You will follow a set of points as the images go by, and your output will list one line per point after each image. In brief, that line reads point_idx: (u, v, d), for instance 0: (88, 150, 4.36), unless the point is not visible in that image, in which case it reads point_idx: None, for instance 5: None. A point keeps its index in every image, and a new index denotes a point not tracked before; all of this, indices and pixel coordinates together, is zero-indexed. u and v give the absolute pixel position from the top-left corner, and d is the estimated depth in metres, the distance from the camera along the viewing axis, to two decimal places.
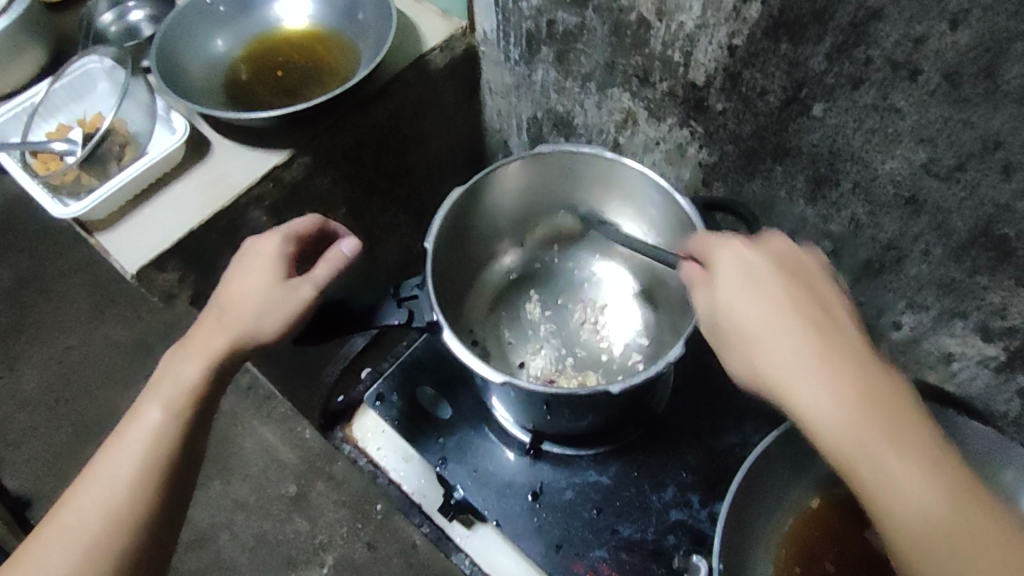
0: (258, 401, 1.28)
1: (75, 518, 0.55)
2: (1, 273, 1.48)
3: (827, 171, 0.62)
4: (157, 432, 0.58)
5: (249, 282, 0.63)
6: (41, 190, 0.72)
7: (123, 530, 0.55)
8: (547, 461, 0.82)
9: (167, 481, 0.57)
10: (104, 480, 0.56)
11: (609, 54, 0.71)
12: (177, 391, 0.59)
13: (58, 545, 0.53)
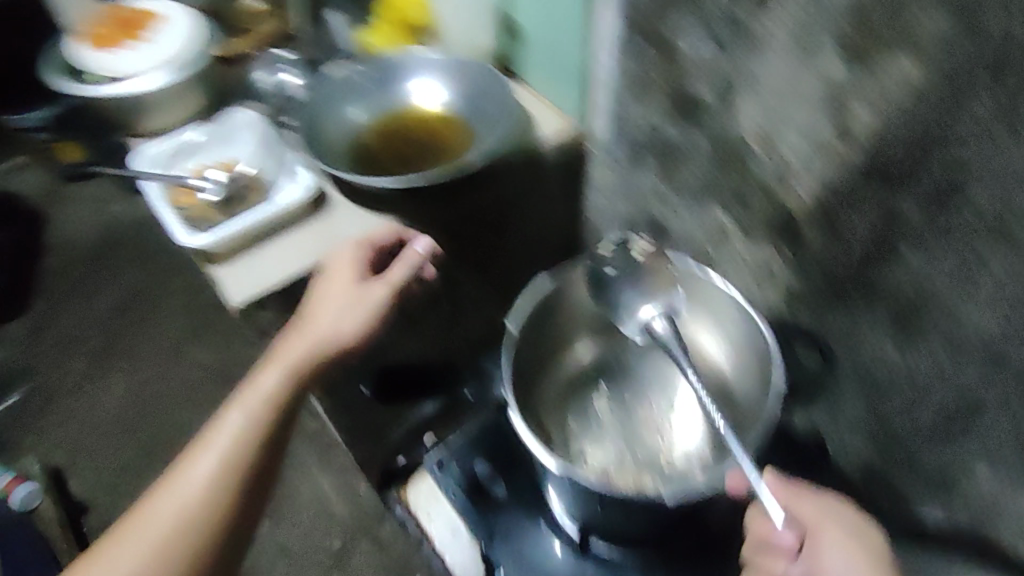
0: (320, 448, 1.33)
1: (168, 504, 0.63)
2: (112, 288, 1.61)
3: (914, 314, 0.63)
4: (239, 430, 0.66)
5: (331, 292, 0.71)
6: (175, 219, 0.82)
7: (206, 508, 0.63)
8: (592, 559, 0.83)
9: (248, 470, 0.65)
10: (196, 466, 0.65)
11: (712, 173, 0.76)
12: (258, 398, 0.67)
13: (157, 519, 0.62)
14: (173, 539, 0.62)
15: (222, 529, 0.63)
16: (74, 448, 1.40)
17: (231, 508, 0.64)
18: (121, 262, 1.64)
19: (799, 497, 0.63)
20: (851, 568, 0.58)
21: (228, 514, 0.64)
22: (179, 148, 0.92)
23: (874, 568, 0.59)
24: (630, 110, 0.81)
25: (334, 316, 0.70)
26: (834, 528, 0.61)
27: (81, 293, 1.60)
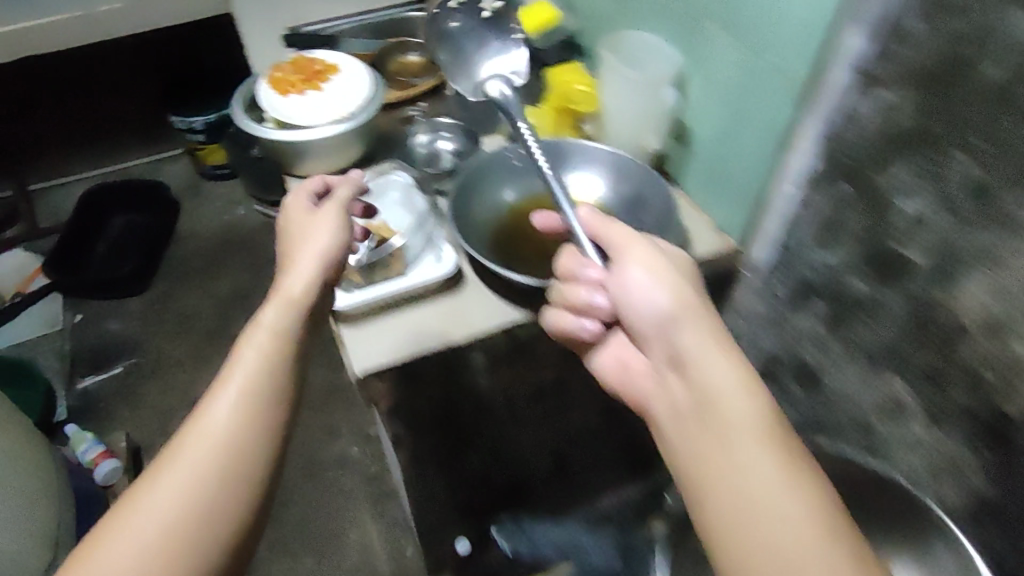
0: (380, 499, 1.28)
1: (180, 467, 0.51)
2: (225, 283, 1.66)
3: None
4: (254, 378, 0.56)
5: (306, 233, 0.67)
6: None
7: (213, 494, 0.51)
8: None
9: (272, 427, 0.55)
10: (189, 460, 0.52)
11: (903, 338, 0.63)
12: (262, 334, 0.59)
13: (144, 530, 0.48)
14: (182, 546, 0.48)
15: (232, 515, 0.51)
16: (158, 432, 1.42)
17: (236, 492, 0.52)
18: (240, 261, 1.69)
19: (610, 222, 0.62)
20: (650, 281, 0.57)
21: (237, 497, 0.52)
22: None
23: (697, 402, 0.51)
24: (810, 245, 0.70)
25: (310, 258, 0.64)
26: (640, 246, 0.60)
27: (197, 284, 1.65)
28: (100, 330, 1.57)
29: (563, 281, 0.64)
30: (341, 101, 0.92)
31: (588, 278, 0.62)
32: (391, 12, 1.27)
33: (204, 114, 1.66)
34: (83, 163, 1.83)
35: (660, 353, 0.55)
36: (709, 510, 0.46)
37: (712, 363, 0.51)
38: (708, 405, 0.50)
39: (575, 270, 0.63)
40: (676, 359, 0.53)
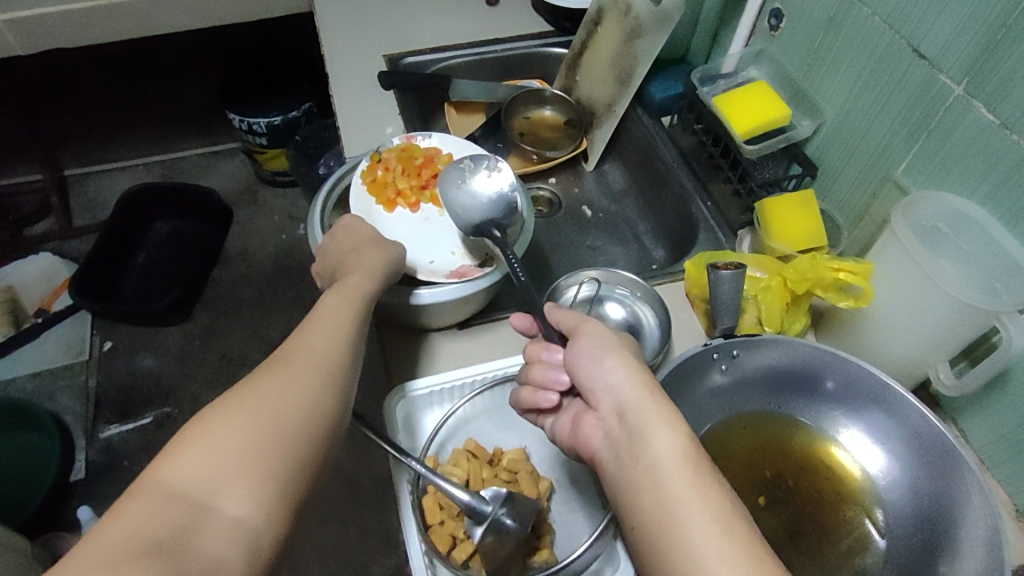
0: None
1: (252, 408, 0.42)
2: (276, 322, 1.41)
3: None
4: (331, 343, 0.48)
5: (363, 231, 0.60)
6: (423, 564, 0.51)
7: (315, 413, 0.44)
8: None
9: (343, 399, 0.46)
10: (252, 398, 0.43)
11: None
12: (340, 312, 0.51)
13: (233, 434, 0.40)
14: (266, 450, 0.41)
15: (321, 441, 0.43)
16: None
17: (328, 417, 0.45)
18: (294, 296, 1.44)
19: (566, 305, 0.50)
20: (599, 352, 0.44)
21: (325, 424, 0.44)
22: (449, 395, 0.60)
23: (628, 443, 0.40)
24: None
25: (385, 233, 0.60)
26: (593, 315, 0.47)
27: (244, 319, 1.42)
28: (131, 365, 1.36)
29: (527, 366, 0.51)
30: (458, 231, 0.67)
31: (553, 363, 0.50)
32: (524, 44, 0.95)
33: (268, 117, 1.38)
34: (127, 151, 1.58)
35: (603, 407, 0.42)
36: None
37: (646, 412, 0.40)
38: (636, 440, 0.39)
39: (542, 381, 0.49)
40: (617, 414, 0.41)
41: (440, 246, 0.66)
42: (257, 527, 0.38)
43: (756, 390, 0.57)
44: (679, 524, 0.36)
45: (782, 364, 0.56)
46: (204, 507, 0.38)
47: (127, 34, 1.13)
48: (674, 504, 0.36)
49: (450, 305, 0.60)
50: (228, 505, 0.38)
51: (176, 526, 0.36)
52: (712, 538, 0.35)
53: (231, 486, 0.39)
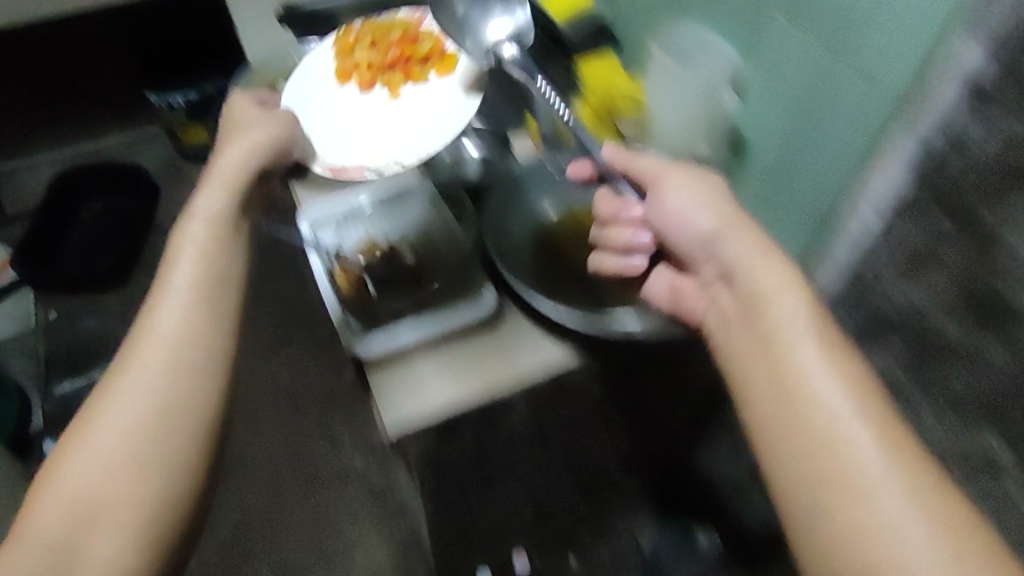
0: (389, 509, 1.22)
1: (106, 422, 0.49)
2: None
3: None
4: (176, 323, 0.53)
5: (237, 130, 0.64)
6: (336, 307, 0.67)
7: (178, 377, 0.51)
8: None
9: (201, 378, 0.51)
10: (109, 410, 0.49)
11: (998, 390, 0.57)
12: (183, 290, 0.54)
13: (111, 428, 0.48)
14: (145, 428, 0.49)
15: (198, 395, 0.51)
16: None
17: (200, 369, 0.52)
18: None
19: (638, 156, 0.60)
20: (691, 205, 0.56)
21: (198, 376, 0.51)
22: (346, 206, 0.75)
23: (748, 316, 0.51)
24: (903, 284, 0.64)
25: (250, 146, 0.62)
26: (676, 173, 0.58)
27: None
28: (77, 328, 1.46)
29: (607, 223, 0.65)
30: (409, 131, 0.77)
31: (627, 221, 0.64)
32: None
33: (186, 93, 1.54)
34: (49, 141, 1.68)
35: (711, 271, 0.55)
36: (787, 466, 0.44)
37: (769, 267, 0.51)
38: (753, 308, 0.50)
39: (626, 242, 0.64)
40: (725, 272, 0.53)
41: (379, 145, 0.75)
42: (120, 560, 0.45)
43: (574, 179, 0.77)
44: (810, 400, 0.44)
45: None
46: (75, 538, 0.45)
47: (44, 16, 1.26)
48: (812, 377, 0.45)
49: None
50: (93, 546, 0.45)
51: (87, 510, 0.46)
52: (839, 401, 0.44)
53: (124, 469, 0.47)
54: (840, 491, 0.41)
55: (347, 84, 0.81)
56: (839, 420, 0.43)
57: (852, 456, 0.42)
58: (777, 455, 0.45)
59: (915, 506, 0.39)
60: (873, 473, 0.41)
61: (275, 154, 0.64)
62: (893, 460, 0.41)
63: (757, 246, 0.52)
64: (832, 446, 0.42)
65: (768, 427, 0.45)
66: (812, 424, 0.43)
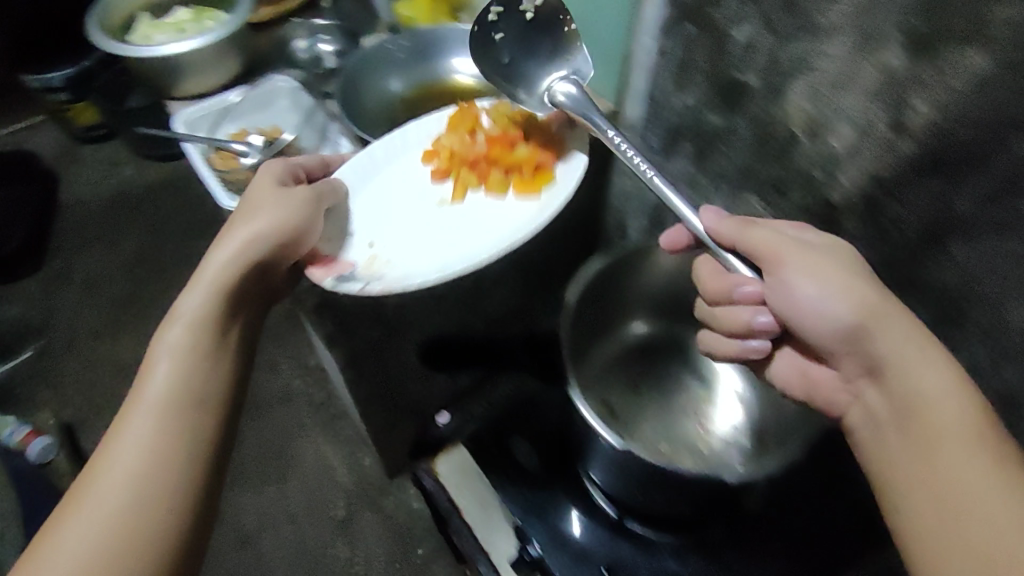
0: (329, 418, 1.33)
1: (101, 496, 0.48)
2: (126, 247, 1.59)
3: (955, 312, 0.63)
4: (175, 384, 0.56)
5: (250, 212, 0.65)
6: (215, 181, 0.78)
7: (174, 432, 0.53)
8: (623, 537, 0.81)
9: (206, 442, 0.54)
10: (99, 487, 0.49)
11: (750, 161, 0.75)
12: (177, 356, 0.57)
13: (113, 492, 0.49)
14: (147, 485, 0.50)
15: (198, 443, 0.54)
16: (86, 403, 1.36)
17: (203, 427, 0.55)
18: (136, 221, 1.62)
19: (750, 226, 0.59)
20: (825, 295, 0.55)
21: (202, 431, 0.54)
22: (221, 107, 0.86)
23: (894, 414, 0.53)
24: (672, 93, 0.80)
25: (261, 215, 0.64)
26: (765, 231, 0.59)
27: (95, 253, 1.58)
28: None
29: (708, 287, 0.62)
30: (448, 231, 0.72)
31: (746, 293, 0.59)
32: None
33: (63, 71, 1.48)
34: None
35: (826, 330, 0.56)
36: (927, 538, 0.47)
37: (863, 315, 0.54)
38: (907, 408, 0.52)
39: (728, 290, 0.61)
40: (872, 365, 0.55)
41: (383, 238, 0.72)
42: None
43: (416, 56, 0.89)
44: (938, 422, 0.50)
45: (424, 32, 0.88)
46: None
47: None
48: (944, 423, 0.49)
49: (205, 55, 0.87)
50: None
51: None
52: (958, 425, 0.49)
53: (128, 530, 0.48)
54: (977, 503, 0.45)
55: (426, 166, 0.77)
56: (966, 470, 0.47)
57: (950, 472, 0.48)
58: (901, 492, 0.50)
59: (984, 501, 0.45)
60: (967, 473, 0.47)
61: (302, 236, 0.66)
62: (981, 478, 0.46)
63: (844, 285, 0.55)
64: (955, 491, 0.47)
65: (903, 488, 0.50)
66: (966, 472, 0.47)
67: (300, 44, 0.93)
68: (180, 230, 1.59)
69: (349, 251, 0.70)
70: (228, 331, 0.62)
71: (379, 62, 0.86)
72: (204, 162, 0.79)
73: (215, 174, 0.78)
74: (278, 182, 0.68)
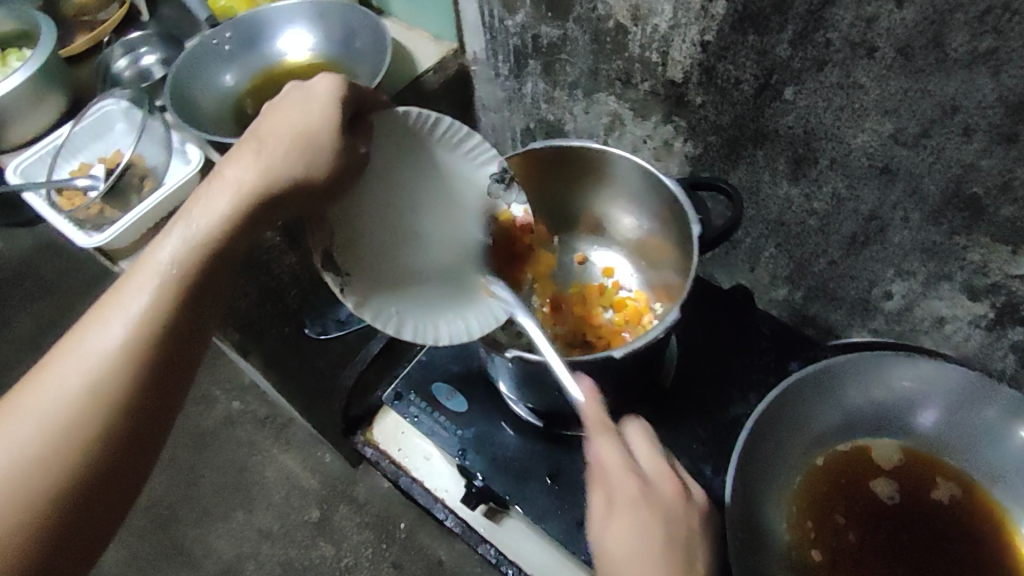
0: (278, 428, 1.32)
1: (49, 395, 0.42)
2: (20, 323, 1.50)
3: (805, 150, 0.67)
4: (160, 303, 0.46)
5: (298, 153, 0.49)
6: (68, 222, 0.74)
7: (145, 361, 0.44)
8: (579, 466, 0.64)
9: (174, 380, 0.46)
10: (58, 388, 0.42)
11: (592, 61, 0.76)
12: (179, 271, 0.47)
13: (58, 403, 0.42)
14: (94, 408, 0.43)
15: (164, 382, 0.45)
16: None
17: (173, 365, 0.46)
18: (22, 294, 1.54)
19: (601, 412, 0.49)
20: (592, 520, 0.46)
21: (171, 368, 0.46)
22: (55, 146, 0.82)
23: None
24: (502, 15, 0.80)
25: (289, 127, 0.49)
26: (599, 488, 0.46)
27: None
28: None
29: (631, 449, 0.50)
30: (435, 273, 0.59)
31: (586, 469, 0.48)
32: None
33: None
34: None
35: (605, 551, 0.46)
36: None
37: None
38: None
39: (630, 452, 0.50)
40: None
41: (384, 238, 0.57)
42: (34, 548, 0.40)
43: (246, 48, 0.86)
44: None
45: (244, 19, 0.85)
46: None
47: None
48: None
49: (20, 97, 0.81)
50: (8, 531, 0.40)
51: (24, 497, 0.40)
52: None
53: (64, 455, 0.41)
54: None
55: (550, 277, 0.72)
56: None
57: None
58: None
59: None
60: None
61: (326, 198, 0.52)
62: None
63: (613, 518, 0.45)
64: None
65: None
66: None
67: (118, 59, 0.89)
68: (73, 291, 1.53)
69: (343, 236, 0.55)
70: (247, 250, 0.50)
71: (204, 57, 0.83)
72: (49, 207, 0.76)
73: (63, 216, 0.75)
74: (337, 106, 0.50)
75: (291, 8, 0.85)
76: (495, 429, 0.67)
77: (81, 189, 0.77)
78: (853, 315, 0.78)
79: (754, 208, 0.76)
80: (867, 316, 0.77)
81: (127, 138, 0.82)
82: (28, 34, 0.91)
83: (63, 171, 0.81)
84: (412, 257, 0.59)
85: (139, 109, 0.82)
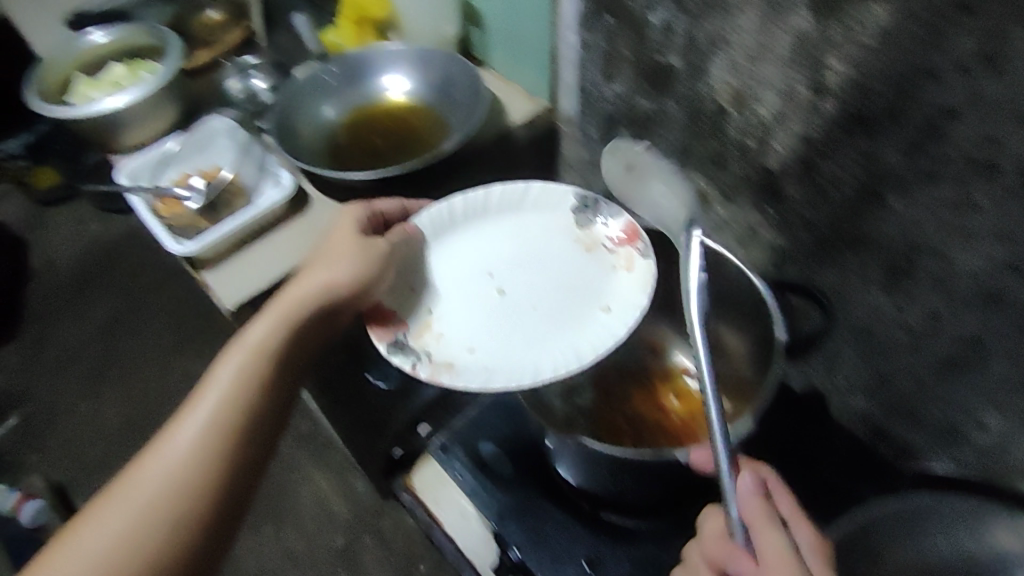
0: (319, 448, 1.33)
1: (150, 476, 0.52)
2: (100, 307, 1.59)
3: (903, 262, 0.63)
4: (231, 397, 0.57)
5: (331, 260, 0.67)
6: (160, 226, 0.78)
7: (219, 443, 0.55)
8: (620, 557, 0.61)
9: (246, 462, 0.56)
10: (153, 471, 0.53)
11: (686, 140, 0.75)
12: (242, 370, 0.59)
13: (141, 497, 0.51)
14: (180, 481, 0.52)
15: (236, 461, 0.55)
16: (79, 465, 1.36)
17: (244, 444, 0.56)
18: (106, 280, 1.63)
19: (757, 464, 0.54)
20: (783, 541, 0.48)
21: (242, 447, 0.56)
22: (164, 155, 0.87)
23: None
24: (601, 83, 0.80)
25: (340, 240, 0.69)
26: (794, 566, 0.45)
27: (70, 316, 1.58)
28: None
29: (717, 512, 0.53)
30: (501, 336, 0.69)
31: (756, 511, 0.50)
32: None
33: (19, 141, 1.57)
34: None
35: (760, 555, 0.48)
36: None
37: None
38: None
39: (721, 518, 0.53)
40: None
41: (450, 317, 0.70)
42: None
43: (350, 83, 0.89)
44: None
45: (353, 56, 0.88)
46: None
47: None
48: None
49: (139, 104, 0.87)
50: None
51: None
52: None
53: (139, 536, 0.49)
54: None
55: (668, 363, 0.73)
56: None
57: None
58: None
59: None
60: None
61: (362, 287, 0.67)
62: None
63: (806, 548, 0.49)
64: None
65: None
66: None
67: (234, 86, 0.93)
68: (154, 281, 1.61)
69: (411, 318, 0.70)
70: (291, 355, 0.63)
71: (314, 88, 0.87)
72: (148, 210, 0.80)
73: (157, 220, 0.79)
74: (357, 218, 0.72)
75: (398, 52, 0.89)
76: (537, 504, 0.65)
77: (178, 198, 0.81)
78: (935, 441, 0.72)
79: (837, 310, 0.73)
80: (949, 444, 0.71)
81: (227, 154, 0.86)
82: (155, 48, 0.97)
83: (166, 179, 0.85)
84: (484, 320, 0.70)
85: (243, 130, 0.86)
